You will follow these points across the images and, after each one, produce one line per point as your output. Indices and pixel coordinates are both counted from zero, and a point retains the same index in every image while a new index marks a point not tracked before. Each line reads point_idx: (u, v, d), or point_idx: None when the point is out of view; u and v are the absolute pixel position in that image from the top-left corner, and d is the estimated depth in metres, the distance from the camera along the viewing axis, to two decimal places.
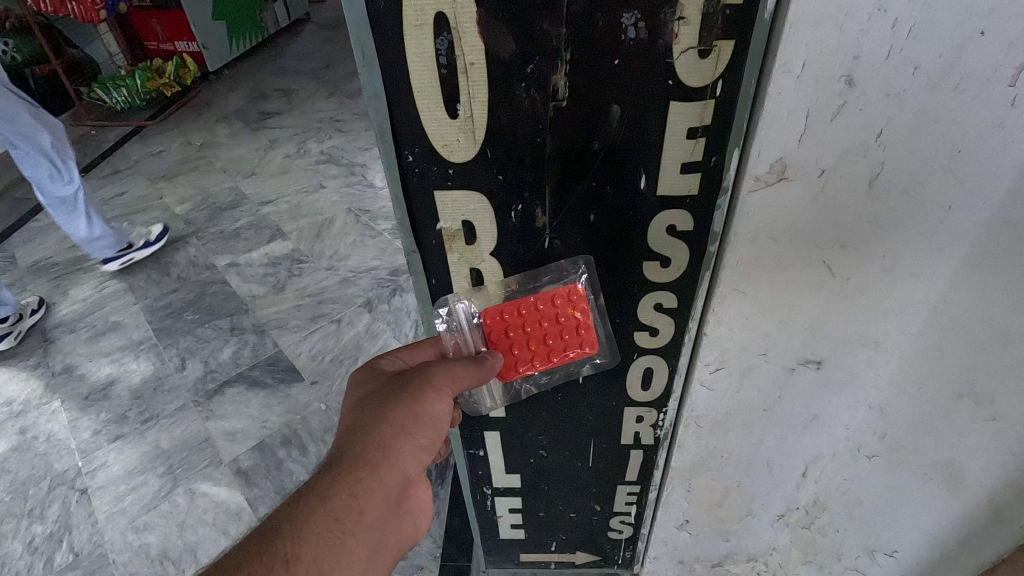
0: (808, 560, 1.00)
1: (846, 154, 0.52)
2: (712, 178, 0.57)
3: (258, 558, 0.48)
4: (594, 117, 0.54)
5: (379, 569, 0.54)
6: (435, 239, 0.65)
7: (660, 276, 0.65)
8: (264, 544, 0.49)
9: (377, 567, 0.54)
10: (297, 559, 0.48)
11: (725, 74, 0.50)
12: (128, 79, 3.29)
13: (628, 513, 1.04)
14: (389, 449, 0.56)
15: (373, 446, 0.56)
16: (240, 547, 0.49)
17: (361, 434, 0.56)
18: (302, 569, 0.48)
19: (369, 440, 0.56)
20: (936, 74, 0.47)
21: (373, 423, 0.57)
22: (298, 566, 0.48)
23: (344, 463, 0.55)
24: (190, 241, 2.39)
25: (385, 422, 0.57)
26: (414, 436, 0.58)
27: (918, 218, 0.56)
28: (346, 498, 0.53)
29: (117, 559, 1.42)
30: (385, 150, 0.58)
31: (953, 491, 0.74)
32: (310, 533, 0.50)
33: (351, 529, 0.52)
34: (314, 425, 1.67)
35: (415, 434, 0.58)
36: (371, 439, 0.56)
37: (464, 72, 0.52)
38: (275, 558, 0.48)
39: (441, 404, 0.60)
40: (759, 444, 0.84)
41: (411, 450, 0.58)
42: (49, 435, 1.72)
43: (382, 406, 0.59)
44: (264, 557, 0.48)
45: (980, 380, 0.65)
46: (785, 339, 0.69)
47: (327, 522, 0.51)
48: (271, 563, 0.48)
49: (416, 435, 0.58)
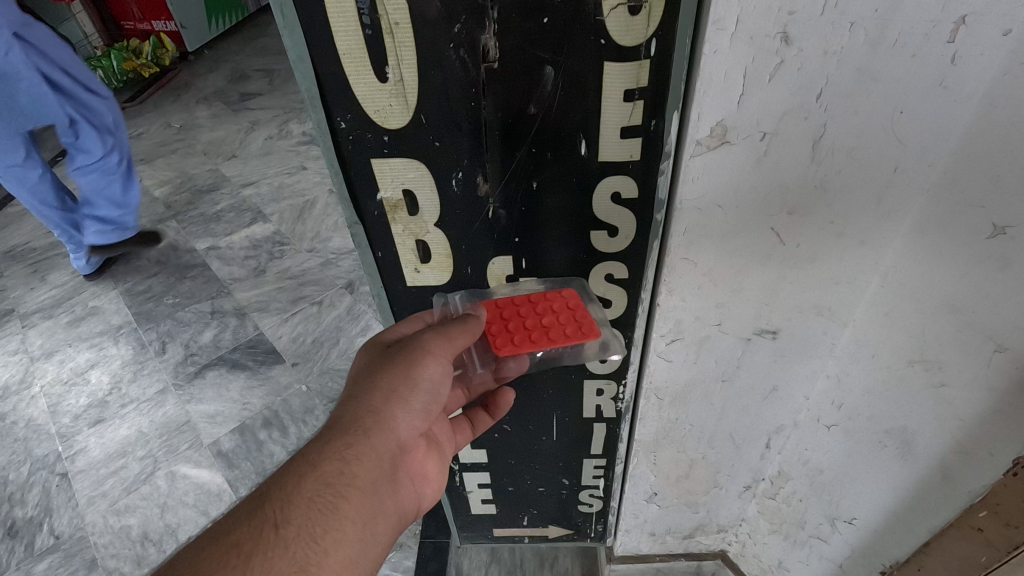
0: (775, 530, 1.00)
1: (788, 116, 0.51)
2: (652, 141, 0.57)
3: (250, 522, 0.50)
4: (529, 78, 0.54)
5: (376, 528, 0.57)
6: (378, 210, 0.66)
7: (609, 246, 0.66)
8: (255, 510, 0.51)
9: (375, 526, 0.57)
10: (289, 522, 0.51)
11: (658, 33, 0.50)
12: (104, 60, 3.23)
13: (596, 487, 1.04)
14: (379, 417, 0.59)
15: (364, 414, 0.58)
16: (234, 511, 0.52)
17: (352, 404, 0.59)
18: (293, 530, 0.51)
19: (361, 408, 0.59)
20: (874, 30, 0.46)
21: (364, 392, 0.60)
22: (290, 528, 0.51)
23: (336, 430, 0.57)
24: (169, 224, 2.35)
25: (375, 390, 0.59)
26: (405, 402, 0.60)
27: (863, 182, 0.55)
28: (338, 463, 0.55)
29: (97, 541, 1.42)
30: (317, 118, 0.59)
31: (907, 461, 0.70)
32: (303, 497, 0.52)
33: (343, 491, 0.54)
34: (295, 406, 1.66)
35: (407, 400, 0.60)
36: (362, 407, 0.59)
37: (390, 32, 0.52)
38: (268, 521, 0.51)
39: (436, 371, 0.62)
40: (720, 415, 0.84)
41: (400, 416, 0.60)
42: (28, 421, 1.70)
43: (375, 375, 0.61)
44: (256, 522, 0.50)
45: (930, 346, 0.61)
46: (738, 309, 0.68)
47: (319, 486, 0.54)
48: (263, 526, 0.50)
49: (408, 401, 0.60)
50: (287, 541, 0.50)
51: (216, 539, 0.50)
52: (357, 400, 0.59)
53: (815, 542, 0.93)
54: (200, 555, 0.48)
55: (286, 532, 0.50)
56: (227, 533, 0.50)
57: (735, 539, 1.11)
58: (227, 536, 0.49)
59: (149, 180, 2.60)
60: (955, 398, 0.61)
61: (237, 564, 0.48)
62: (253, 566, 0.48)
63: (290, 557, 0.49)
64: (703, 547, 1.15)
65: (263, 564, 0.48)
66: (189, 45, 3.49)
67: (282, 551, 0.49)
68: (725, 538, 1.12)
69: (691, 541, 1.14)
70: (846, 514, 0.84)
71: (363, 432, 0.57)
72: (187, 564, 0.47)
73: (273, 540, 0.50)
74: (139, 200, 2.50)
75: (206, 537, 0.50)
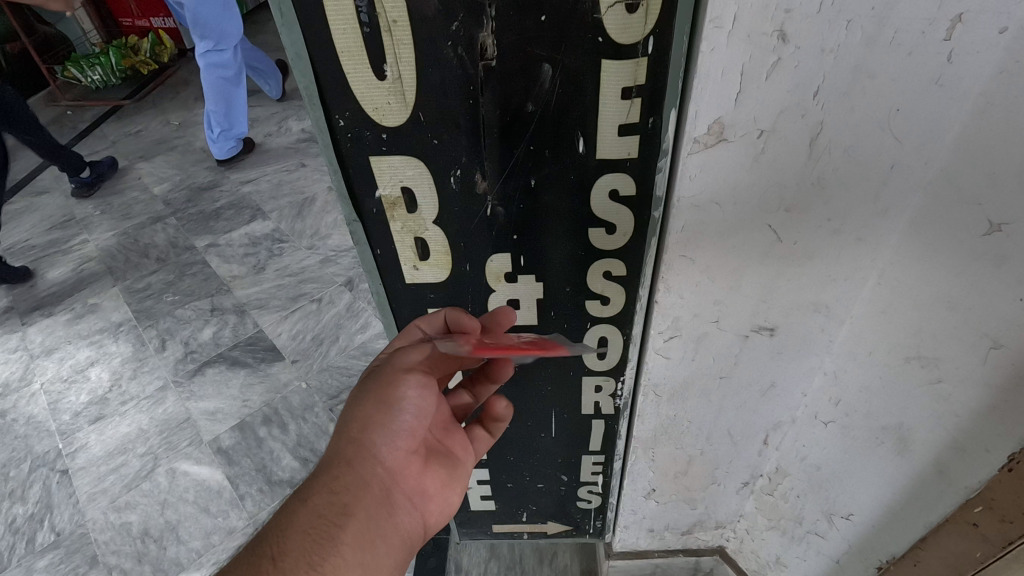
0: (773, 526, 1.01)
1: (784, 115, 0.52)
2: (649, 139, 0.57)
3: (251, 561, 0.52)
4: (527, 76, 0.55)
5: (380, 552, 0.57)
6: (376, 207, 0.66)
7: (608, 243, 0.67)
8: (255, 551, 0.54)
9: (378, 550, 0.57)
10: (285, 554, 0.52)
11: (656, 30, 0.50)
12: (102, 57, 3.23)
13: (595, 483, 1.04)
14: (362, 444, 0.60)
15: (346, 445, 0.60)
16: (237, 556, 0.54)
17: (336, 438, 0.61)
18: (289, 561, 0.52)
19: (344, 440, 0.61)
20: (871, 28, 0.46)
21: (344, 425, 0.62)
22: (286, 560, 0.52)
23: (324, 466, 0.60)
24: (169, 221, 2.36)
25: (354, 420, 0.61)
26: (385, 424, 0.61)
27: (859, 180, 0.55)
28: (327, 495, 0.57)
29: (99, 538, 1.42)
30: (316, 116, 0.59)
31: (904, 457, 0.70)
32: (297, 530, 0.54)
33: (336, 520, 0.56)
34: (295, 403, 1.67)
35: (387, 422, 0.61)
36: (344, 440, 0.61)
37: (387, 30, 0.52)
38: (267, 558, 0.52)
39: (412, 387, 0.62)
40: (717, 412, 0.84)
41: (383, 439, 0.61)
42: (29, 418, 1.71)
43: (354, 406, 0.63)
44: (255, 560, 0.52)
45: (926, 342, 0.61)
46: (735, 306, 0.69)
47: (312, 518, 0.55)
48: (262, 561, 0.52)
49: (387, 424, 0.61)
50: (285, 570, 0.51)
51: None
52: (339, 434, 0.61)
53: (813, 538, 0.93)
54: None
55: (283, 563, 0.52)
56: (229, 573, 0.52)
57: (734, 535, 1.11)
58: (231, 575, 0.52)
59: (148, 178, 2.60)
60: (952, 394, 0.61)
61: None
62: None
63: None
64: (701, 543, 1.16)
65: None
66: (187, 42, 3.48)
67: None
68: (723, 534, 1.13)
69: (689, 537, 1.14)
70: (844, 510, 0.84)
71: (347, 462, 0.59)
72: None
73: (272, 572, 0.51)
74: (138, 197, 2.50)
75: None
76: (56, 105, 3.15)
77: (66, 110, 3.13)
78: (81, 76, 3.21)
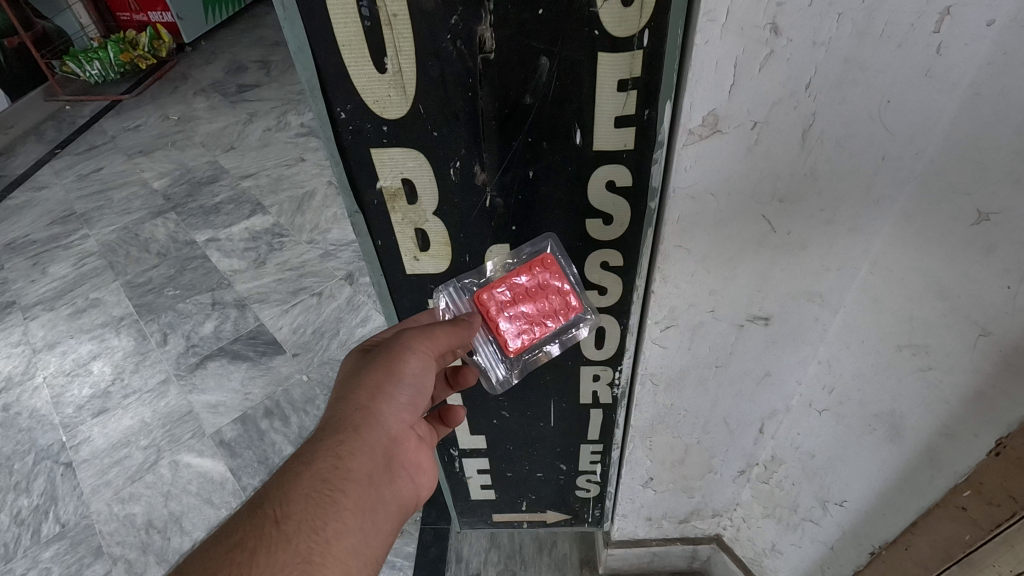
0: (768, 514, 1.02)
1: (777, 106, 0.53)
2: (646, 131, 0.58)
3: (251, 521, 0.52)
4: (525, 69, 0.56)
5: (378, 518, 0.58)
6: (377, 199, 0.67)
7: (605, 234, 0.68)
8: (257, 509, 0.53)
9: (376, 516, 0.58)
10: (289, 517, 0.52)
11: (650, 24, 0.51)
12: (100, 51, 3.21)
13: (593, 472, 1.06)
14: (368, 412, 0.61)
15: (352, 411, 0.61)
16: (236, 515, 0.53)
17: (339, 404, 0.61)
18: (294, 524, 0.52)
19: (350, 406, 0.61)
20: (861, 22, 0.47)
21: (349, 393, 0.62)
22: (291, 522, 0.52)
23: (328, 430, 0.59)
24: (169, 216, 2.36)
25: (361, 389, 0.62)
26: (393, 397, 0.63)
27: (851, 170, 0.56)
28: (332, 459, 0.57)
29: (103, 529, 1.44)
30: (318, 109, 0.60)
31: (895, 443, 0.72)
32: (301, 492, 0.54)
33: (340, 484, 0.56)
34: (296, 396, 1.68)
35: (392, 396, 0.63)
36: (350, 405, 0.61)
37: (388, 23, 0.53)
38: (269, 518, 0.52)
39: (417, 366, 0.64)
40: (714, 401, 0.86)
41: (387, 410, 0.62)
42: (32, 411, 1.72)
43: (359, 376, 0.64)
44: (257, 520, 0.52)
45: (917, 331, 0.62)
46: (731, 296, 0.70)
47: (315, 481, 0.55)
48: (264, 524, 0.51)
49: (394, 396, 0.63)
50: (289, 534, 0.51)
51: (221, 543, 0.51)
52: (343, 401, 0.62)
53: (807, 524, 0.95)
54: (208, 556, 0.50)
55: (287, 525, 0.51)
56: (230, 533, 0.51)
57: (730, 523, 1.13)
58: (231, 535, 0.51)
59: (148, 173, 2.61)
60: (941, 380, 0.63)
61: (244, 560, 0.49)
62: (258, 559, 0.49)
63: (294, 550, 0.50)
64: (698, 531, 1.17)
65: (268, 558, 0.49)
66: (185, 36, 3.47)
67: (284, 544, 0.50)
68: (720, 522, 1.14)
69: (687, 526, 1.16)
70: (837, 496, 0.86)
71: (353, 428, 0.59)
72: (195, 567, 0.48)
73: (274, 535, 0.51)
74: (138, 192, 2.50)
75: (211, 540, 0.51)
76: (55, 101, 3.16)
77: (64, 105, 3.14)
78: (78, 71, 3.22)
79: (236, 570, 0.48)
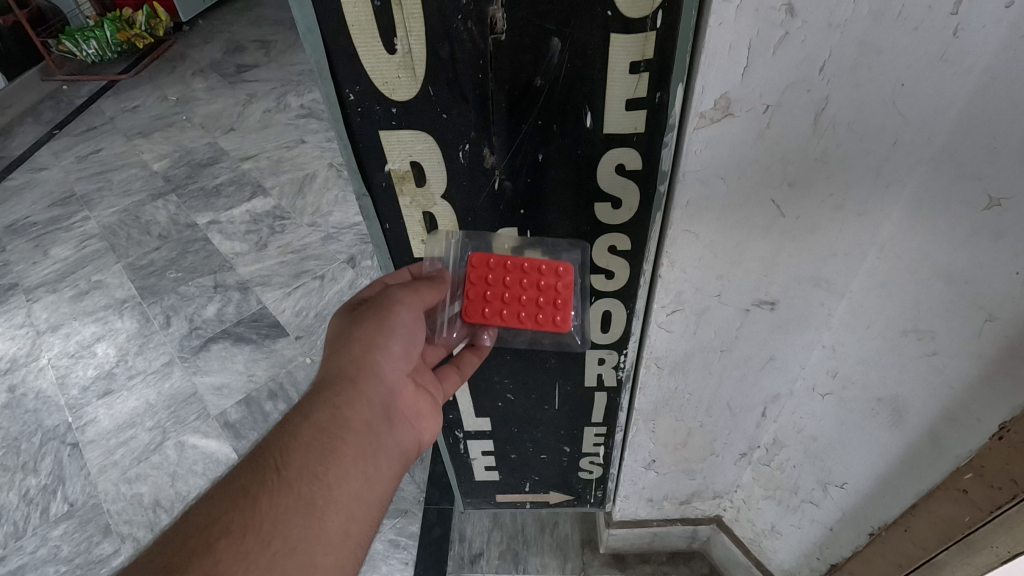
0: (769, 496, 1.03)
1: (791, 89, 0.52)
2: (657, 114, 0.58)
3: (252, 471, 0.52)
4: (535, 50, 0.55)
5: (382, 462, 0.59)
6: (385, 181, 0.67)
7: (612, 217, 0.67)
8: (257, 459, 0.53)
9: (380, 460, 0.59)
10: (290, 465, 0.53)
11: (664, 5, 0.51)
12: (98, 30, 3.16)
13: (596, 454, 1.07)
14: (363, 364, 0.61)
15: (346, 364, 0.61)
16: (237, 465, 0.53)
17: (333, 358, 0.62)
18: (295, 471, 0.52)
19: (343, 359, 0.61)
20: (879, 3, 0.46)
21: (343, 346, 0.62)
22: (292, 470, 0.53)
23: (322, 383, 0.60)
24: (169, 198, 2.35)
25: (353, 342, 0.62)
26: (388, 349, 0.64)
27: (863, 154, 0.56)
28: (331, 409, 0.57)
29: (111, 508, 1.46)
30: (326, 89, 0.59)
31: (898, 427, 0.72)
32: (301, 441, 0.54)
33: (338, 432, 0.56)
34: (300, 378, 1.69)
35: (384, 346, 0.64)
36: (343, 359, 0.61)
37: (398, 4, 0.53)
38: (270, 466, 0.52)
39: (408, 316, 0.66)
40: (718, 385, 0.86)
41: (382, 361, 0.63)
42: (38, 392, 1.73)
43: (350, 329, 0.64)
44: (258, 469, 0.52)
45: (924, 317, 0.62)
46: (739, 279, 0.70)
47: (315, 432, 0.55)
48: (265, 472, 0.52)
49: (386, 346, 0.64)
50: (290, 481, 0.52)
51: (223, 490, 0.52)
52: (337, 354, 0.62)
53: (807, 506, 0.96)
54: (210, 504, 0.51)
55: (287, 473, 0.52)
56: (230, 482, 0.52)
57: (731, 504, 1.14)
58: (231, 484, 0.52)
59: (148, 154, 2.58)
60: (946, 365, 0.63)
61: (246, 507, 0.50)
62: (260, 506, 0.50)
63: (296, 495, 0.51)
64: (699, 512, 1.19)
65: (270, 504, 0.50)
66: (183, 15, 3.41)
67: (286, 491, 0.51)
68: (720, 504, 1.16)
69: (688, 507, 1.17)
70: (838, 478, 0.86)
71: (350, 379, 0.60)
72: (198, 516, 0.49)
73: (275, 483, 0.51)
74: (138, 173, 2.49)
75: (213, 490, 0.52)
76: (51, 80, 3.12)
77: (61, 85, 3.10)
78: (75, 51, 3.17)
79: (239, 514, 0.49)
